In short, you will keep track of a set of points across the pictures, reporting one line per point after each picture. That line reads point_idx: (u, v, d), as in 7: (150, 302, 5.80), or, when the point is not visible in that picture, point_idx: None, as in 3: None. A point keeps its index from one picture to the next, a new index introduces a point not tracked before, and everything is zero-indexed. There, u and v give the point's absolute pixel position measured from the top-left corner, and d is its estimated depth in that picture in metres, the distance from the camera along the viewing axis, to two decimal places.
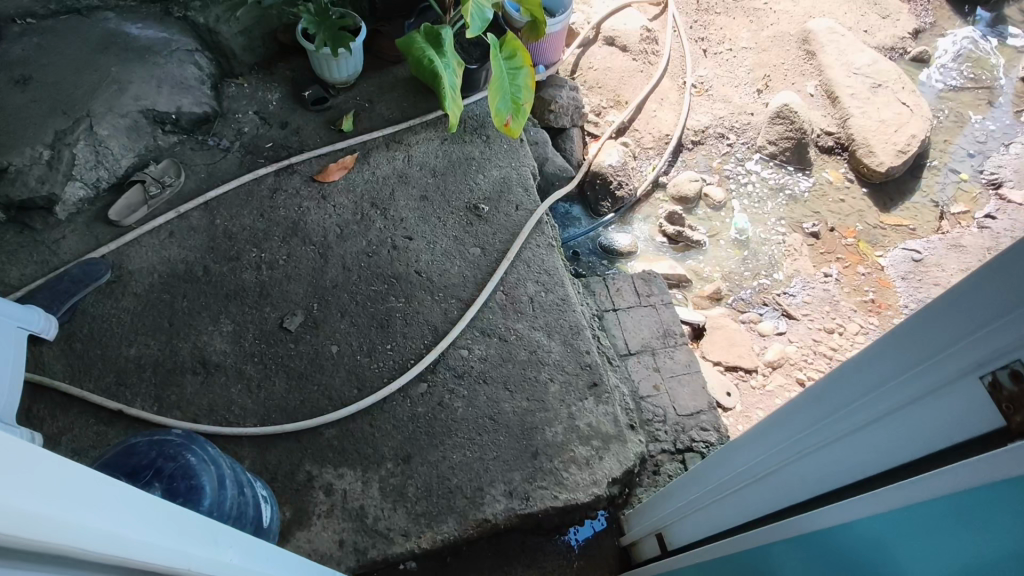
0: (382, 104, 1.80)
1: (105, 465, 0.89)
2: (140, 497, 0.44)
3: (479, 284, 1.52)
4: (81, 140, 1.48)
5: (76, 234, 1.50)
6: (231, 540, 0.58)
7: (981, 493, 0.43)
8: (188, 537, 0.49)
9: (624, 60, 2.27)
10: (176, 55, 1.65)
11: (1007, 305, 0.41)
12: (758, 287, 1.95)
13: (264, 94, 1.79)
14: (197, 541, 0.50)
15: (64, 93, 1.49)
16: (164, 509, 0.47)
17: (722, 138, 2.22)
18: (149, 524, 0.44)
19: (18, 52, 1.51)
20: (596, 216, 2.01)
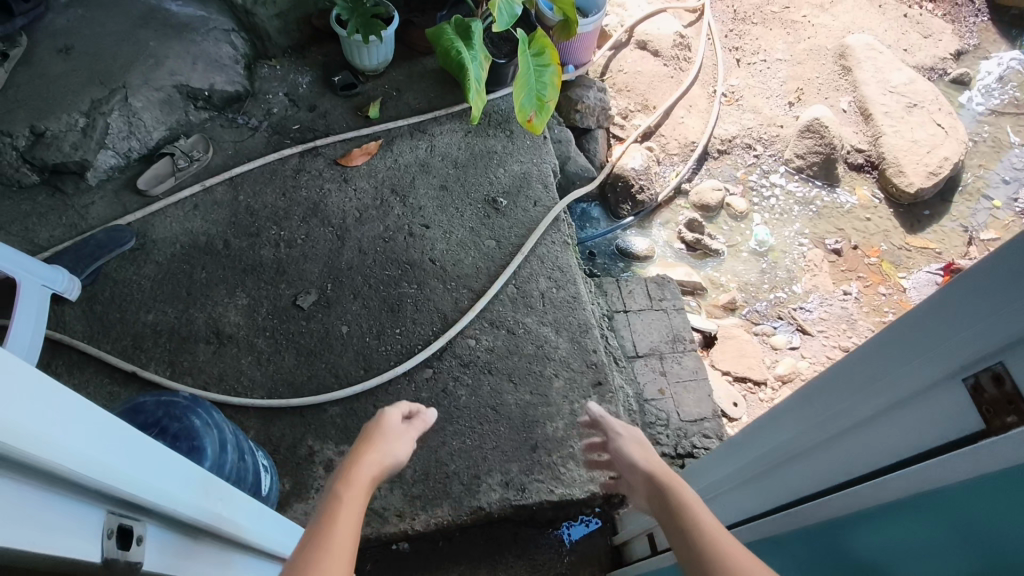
0: (409, 93, 1.81)
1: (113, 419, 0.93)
2: (124, 431, 0.46)
3: (491, 275, 1.53)
4: (115, 111, 1.55)
5: (105, 200, 1.54)
6: (212, 490, 0.59)
7: (971, 487, 0.42)
8: (171, 482, 0.51)
9: (656, 65, 2.27)
10: (213, 33, 1.72)
11: (986, 309, 0.40)
12: (773, 300, 1.92)
13: (295, 76, 1.82)
14: (178, 483, 0.52)
15: (102, 65, 1.58)
16: (148, 448, 0.49)
17: (749, 149, 2.19)
18: (128, 457, 0.45)
19: (62, 23, 1.62)
20: (615, 218, 2.01)
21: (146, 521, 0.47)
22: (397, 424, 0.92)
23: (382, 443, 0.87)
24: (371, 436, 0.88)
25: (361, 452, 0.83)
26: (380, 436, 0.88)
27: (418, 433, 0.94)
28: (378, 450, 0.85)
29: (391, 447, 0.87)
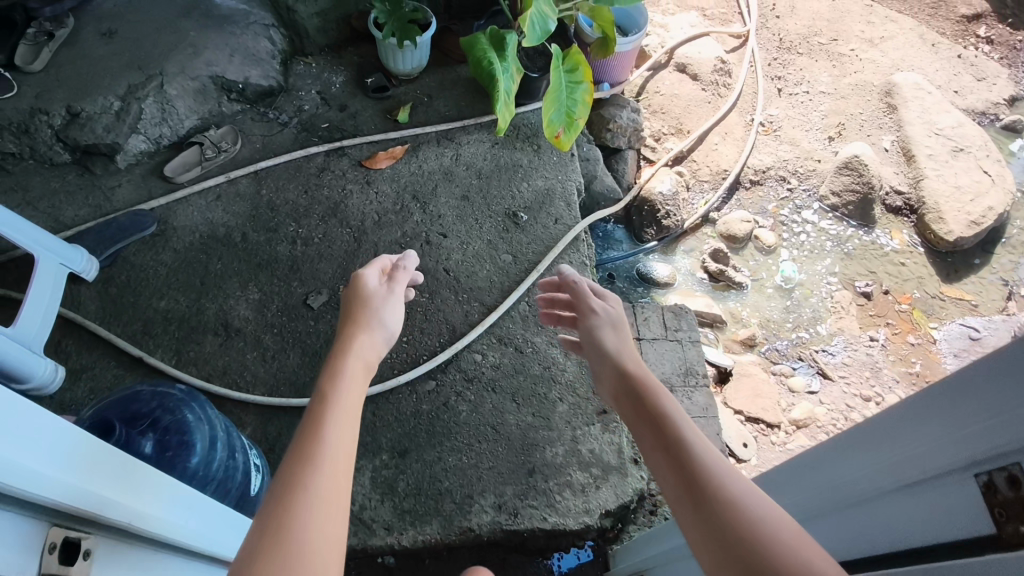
0: (440, 100, 1.80)
1: (108, 405, 0.93)
2: (71, 438, 0.45)
3: (504, 291, 1.50)
4: (151, 97, 1.58)
5: (131, 183, 1.57)
6: (167, 497, 0.58)
7: None
8: (120, 489, 0.50)
9: (693, 89, 2.23)
10: (252, 28, 1.74)
11: (1006, 403, 0.37)
12: (796, 339, 1.84)
13: (329, 75, 1.82)
14: (129, 490, 0.51)
15: (143, 51, 1.61)
16: (100, 454, 0.48)
17: (783, 182, 2.13)
18: (74, 465, 0.45)
19: (108, 8, 1.67)
20: (639, 242, 1.97)
21: (97, 535, 0.46)
22: (374, 285, 1.07)
23: (371, 313, 1.00)
24: (359, 306, 1.01)
25: (353, 326, 0.96)
26: (369, 307, 1.01)
27: (399, 286, 1.09)
28: (370, 325, 0.97)
29: (378, 311, 1.01)
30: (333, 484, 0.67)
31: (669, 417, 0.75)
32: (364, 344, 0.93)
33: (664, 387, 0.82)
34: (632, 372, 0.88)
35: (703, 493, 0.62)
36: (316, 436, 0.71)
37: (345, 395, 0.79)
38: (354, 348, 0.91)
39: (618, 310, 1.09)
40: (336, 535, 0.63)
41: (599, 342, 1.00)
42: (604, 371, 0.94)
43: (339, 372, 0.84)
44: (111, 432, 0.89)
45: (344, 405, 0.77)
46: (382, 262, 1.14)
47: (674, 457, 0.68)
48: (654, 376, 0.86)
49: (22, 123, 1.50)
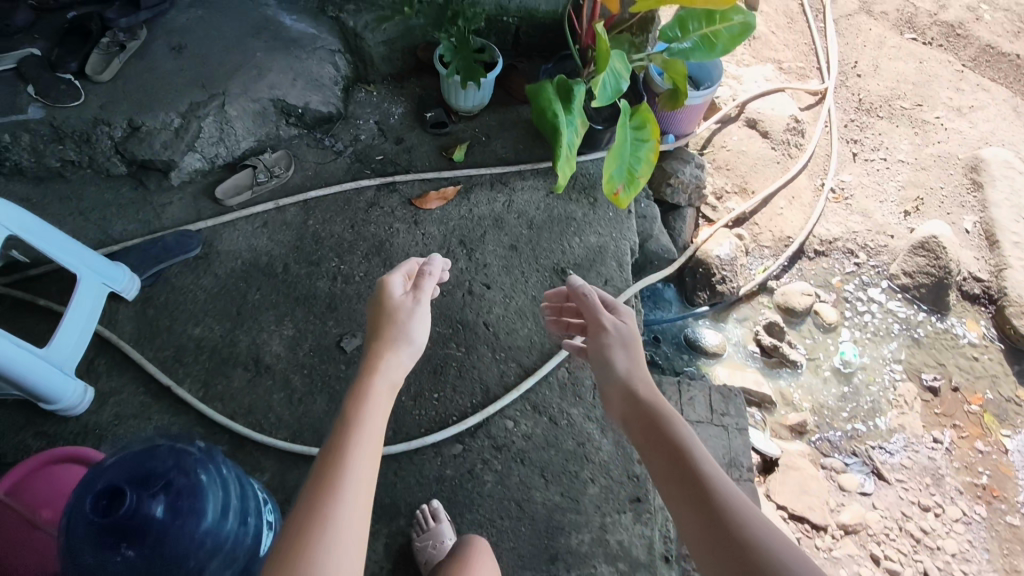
0: (498, 141, 1.75)
1: (124, 462, 0.89)
2: None
3: (544, 353, 1.43)
4: (211, 116, 1.57)
5: (182, 202, 1.56)
6: None
7: None
8: None
9: (763, 147, 2.12)
10: (319, 52, 1.71)
11: None
12: (850, 432, 1.71)
13: (389, 105, 1.79)
14: None
15: (209, 69, 1.60)
16: None
17: (850, 255, 2.00)
18: None
19: (181, 22, 1.67)
20: (689, 305, 1.87)
21: None
22: (400, 296, 1.05)
23: (402, 327, 1.00)
24: (386, 323, 1.00)
25: (381, 343, 0.97)
26: (397, 318, 1.01)
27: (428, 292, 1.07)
28: (399, 342, 0.98)
29: (406, 319, 1.01)
30: (357, 513, 0.75)
31: (688, 462, 0.84)
32: (391, 363, 0.95)
33: (674, 412, 0.93)
34: (645, 400, 0.96)
35: (725, 530, 0.76)
36: (342, 462, 0.79)
37: (376, 412, 0.87)
38: (376, 373, 0.92)
39: (630, 324, 1.10)
40: (353, 547, 0.73)
41: (610, 361, 1.04)
42: (611, 394, 1.01)
43: (364, 395, 0.89)
44: (121, 496, 0.83)
45: (373, 424, 0.85)
46: (409, 266, 1.12)
47: (692, 493, 0.81)
48: (664, 406, 0.94)
49: (84, 133, 1.51)
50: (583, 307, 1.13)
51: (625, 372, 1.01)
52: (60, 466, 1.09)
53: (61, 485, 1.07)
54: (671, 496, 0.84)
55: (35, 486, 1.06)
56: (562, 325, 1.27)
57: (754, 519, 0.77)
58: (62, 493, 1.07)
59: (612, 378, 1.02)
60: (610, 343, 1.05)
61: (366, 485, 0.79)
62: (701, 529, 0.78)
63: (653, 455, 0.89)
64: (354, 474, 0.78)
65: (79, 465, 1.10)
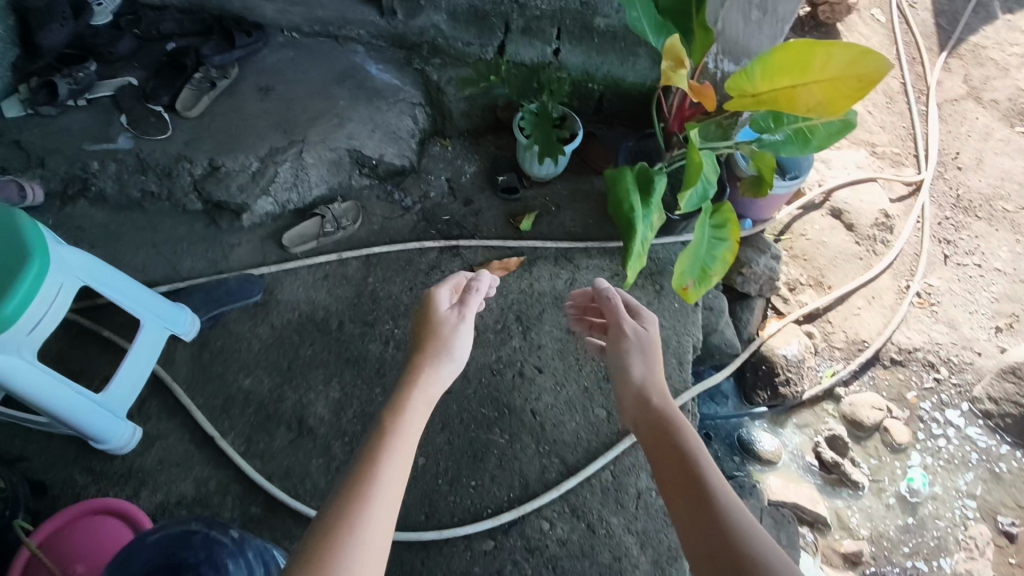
0: (568, 211, 1.68)
1: (159, 544, 0.92)
2: None
3: (590, 452, 1.37)
4: (288, 161, 1.57)
5: (249, 245, 1.57)
6: None
7: None
8: None
9: (846, 239, 1.99)
10: (400, 104, 1.70)
11: None
12: (909, 570, 1.59)
13: (462, 163, 1.77)
14: None
15: (291, 115, 1.62)
16: None
17: (930, 369, 1.85)
18: None
19: (271, 63, 1.70)
20: (747, 402, 1.78)
21: None
22: (445, 310, 1.05)
23: (447, 339, 1.00)
24: (428, 337, 1.00)
25: (422, 358, 0.97)
26: (444, 328, 1.02)
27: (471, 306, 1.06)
28: (445, 354, 0.98)
29: (455, 330, 1.02)
30: (381, 521, 0.76)
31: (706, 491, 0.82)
32: (432, 376, 0.95)
33: (693, 433, 0.92)
34: (660, 413, 0.96)
35: (734, 555, 0.75)
36: (371, 470, 0.79)
37: (414, 411, 0.89)
38: (422, 382, 0.94)
39: (655, 335, 1.09)
40: (379, 550, 0.73)
41: (626, 370, 1.04)
42: (632, 409, 1.00)
43: (406, 405, 0.90)
44: None
45: (409, 424, 0.88)
46: (456, 281, 1.12)
47: (703, 515, 0.80)
48: (687, 426, 0.93)
49: (167, 168, 1.55)
50: (607, 313, 1.14)
51: (643, 383, 1.01)
52: (100, 518, 1.12)
53: (100, 538, 1.10)
54: (681, 519, 0.82)
55: (75, 540, 1.09)
56: (585, 324, 1.30)
57: (769, 555, 0.74)
58: (96, 546, 1.09)
59: (628, 387, 1.02)
60: (631, 352, 1.05)
61: (397, 488, 0.80)
62: (710, 552, 0.76)
63: (670, 475, 0.87)
64: (387, 476, 0.79)
65: (112, 517, 1.13)
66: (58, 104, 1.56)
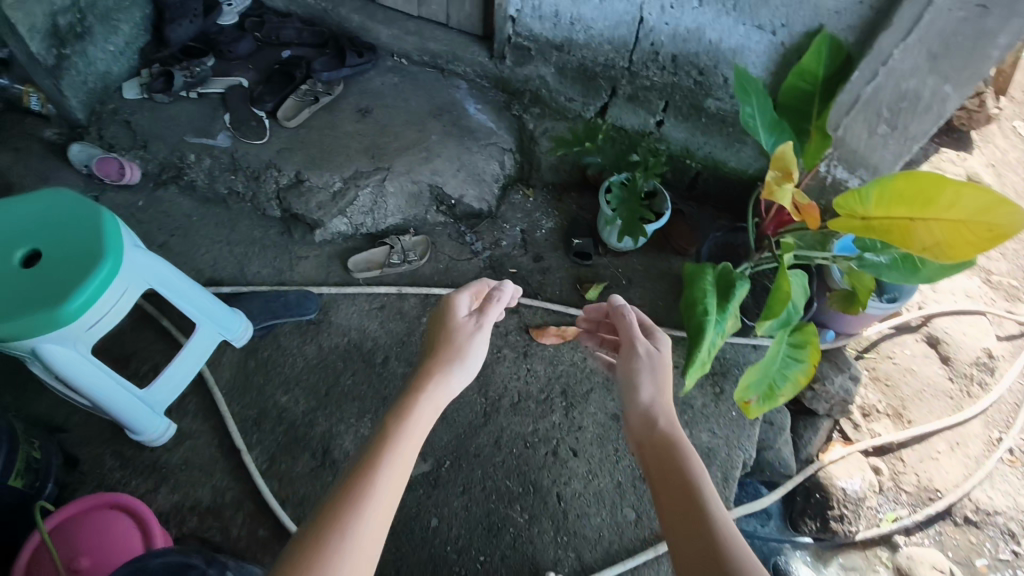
0: (638, 287, 1.60)
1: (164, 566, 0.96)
2: None
3: (609, 555, 1.28)
4: (369, 187, 1.58)
5: (316, 260, 1.58)
6: None
7: None
8: None
9: (937, 372, 1.81)
10: (490, 147, 1.67)
11: None
12: None
13: (539, 218, 1.70)
14: None
15: (383, 141, 1.63)
16: None
17: (1011, 539, 1.64)
18: None
19: (374, 86, 1.72)
20: (791, 528, 1.64)
21: None
22: (462, 317, 0.96)
23: (465, 347, 0.91)
24: (441, 344, 0.92)
25: (433, 363, 0.89)
26: (462, 335, 0.93)
27: (488, 312, 0.97)
28: (458, 361, 0.89)
29: (474, 336, 0.93)
30: (367, 549, 0.67)
31: (704, 521, 0.71)
32: (437, 388, 0.86)
33: (694, 455, 0.80)
34: (663, 435, 0.84)
35: None
36: (359, 489, 0.71)
37: (414, 416, 0.81)
38: (428, 390, 0.85)
39: (666, 350, 0.98)
40: (365, 571, 0.66)
41: (633, 390, 0.92)
42: (634, 428, 0.88)
43: (409, 412, 0.82)
44: None
45: (407, 428, 0.79)
46: (480, 287, 1.03)
47: (700, 548, 0.69)
48: (687, 446, 0.82)
49: (256, 172, 1.58)
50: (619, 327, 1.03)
51: (648, 403, 0.90)
52: (116, 512, 1.15)
53: (112, 532, 1.12)
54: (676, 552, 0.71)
55: (89, 529, 1.11)
56: (596, 340, 1.24)
57: None
58: (103, 541, 1.11)
59: (633, 405, 0.91)
60: (641, 368, 0.94)
61: (387, 500, 0.72)
62: None
63: (667, 502, 0.76)
64: (378, 489, 0.72)
65: (126, 514, 1.15)
66: (171, 93, 1.63)
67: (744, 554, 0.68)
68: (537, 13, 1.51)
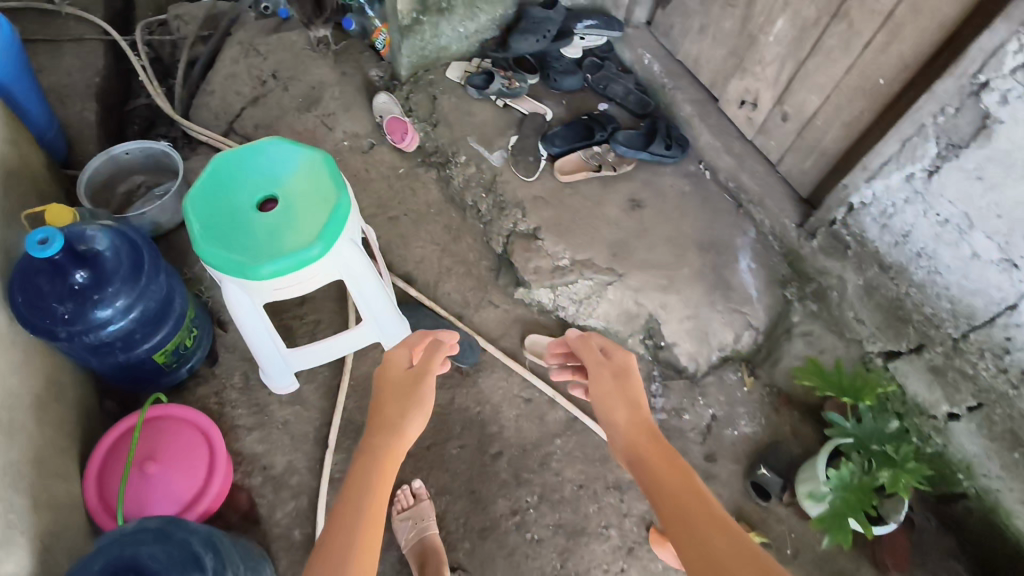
0: (799, 568, 1.28)
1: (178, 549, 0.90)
2: None
3: None
4: (592, 281, 1.45)
5: (502, 314, 1.50)
6: None
7: None
8: None
9: None
10: (734, 315, 1.46)
11: None
12: None
13: (741, 412, 1.44)
14: None
15: (634, 245, 1.49)
16: None
17: None
18: None
19: (661, 185, 1.57)
20: None
21: None
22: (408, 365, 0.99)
23: (418, 390, 0.95)
24: (390, 391, 0.95)
25: (390, 408, 0.92)
26: (418, 383, 0.96)
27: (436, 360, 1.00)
28: (414, 405, 0.93)
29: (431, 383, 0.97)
30: None
31: (691, 505, 0.74)
32: (395, 441, 0.88)
33: (671, 447, 0.83)
34: (641, 440, 0.85)
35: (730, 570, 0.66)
36: (330, 547, 0.75)
37: (376, 462, 0.85)
38: (387, 440, 0.88)
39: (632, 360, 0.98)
40: None
41: (604, 409, 0.92)
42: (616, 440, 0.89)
43: (371, 465, 0.84)
44: None
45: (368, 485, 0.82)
46: (420, 337, 1.06)
47: (690, 529, 0.72)
48: (665, 443, 0.84)
49: (505, 204, 1.54)
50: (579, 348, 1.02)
51: (622, 421, 0.89)
52: (200, 441, 1.17)
53: (185, 458, 1.14)
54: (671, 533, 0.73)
55: (172, 442, 1.14)
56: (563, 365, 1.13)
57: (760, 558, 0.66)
58: (175, 459, 1.13)
59: (607, 421, 0.91)
60: (609, 390, 0.93)
61: (373, 521, 0.78)
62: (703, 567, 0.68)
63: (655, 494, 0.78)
64: (355, 529, 0.76)
65: (203, 448, 1.17)
66: (483, 92, 1.64)
67: (724, 519, 0.72)
68: (883, 220, 1.26)
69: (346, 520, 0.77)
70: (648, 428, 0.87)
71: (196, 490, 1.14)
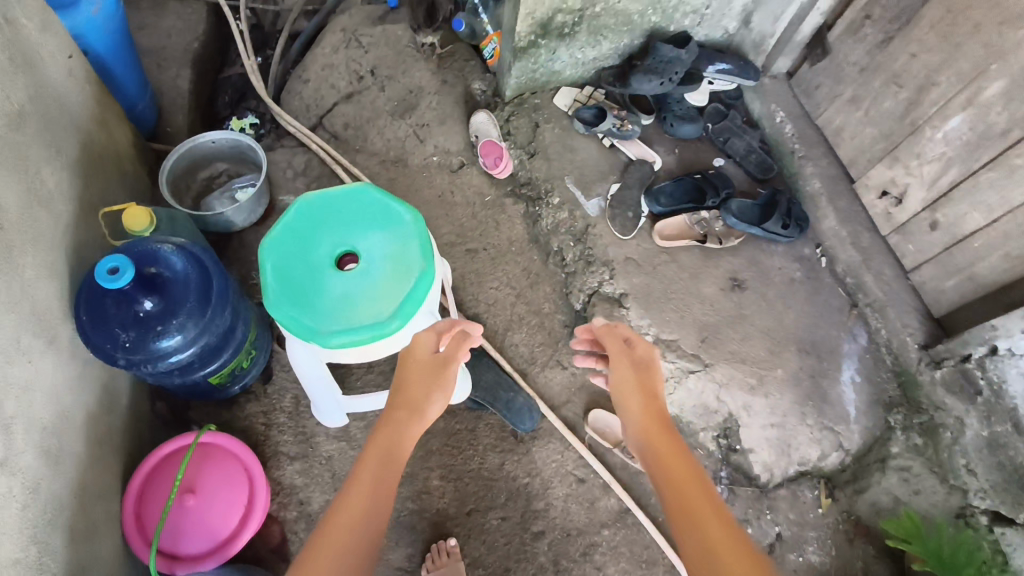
0: None
1: None
2: None
3: None
4: (676, 363, 1.32)
5: (568, 378, 1.39)
6: None
7: None
8: None
9: None
10: (825, 432, 1.31)
11: None
12: None
13: (810, 536, 1.31)
14: None
15: (727, 333, 1.34)
16: None
17: None
18: None
19: (769, 266, 1.41)
20: None
21: None
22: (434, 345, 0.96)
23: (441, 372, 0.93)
24: (412, 368, 0.93)
25: (409, 383, 0.91)
26: (442, 367, 0.93)
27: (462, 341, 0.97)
28: (435, 385, 0.91)
29: (455, 370, 0.94)
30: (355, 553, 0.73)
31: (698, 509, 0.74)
32: (412, 418, 0.88)
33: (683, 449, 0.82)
34: (652, 438, 0.84)
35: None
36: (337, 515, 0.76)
37: (391, 440, 0.85)
38: (403, 419, 0.87)
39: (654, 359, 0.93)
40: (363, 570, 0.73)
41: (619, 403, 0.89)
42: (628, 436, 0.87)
43: (386, 443, 0.84)
44: None
45: (381, 472, 0.81)
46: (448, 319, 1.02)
47: (696, 534, 0.72)
48: (679, 443, 0.83)
49: (593, 260, 1.41)
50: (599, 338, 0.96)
51: (636, 416, 0.87)
52: (242, 480, 1.13)
53: (225, 495, 1.10)
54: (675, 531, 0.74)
55: (215, 475, 1.11)
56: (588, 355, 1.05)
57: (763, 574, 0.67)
58: (215, 494, 1.10)
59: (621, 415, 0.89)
60: (626, 382, 0.89)
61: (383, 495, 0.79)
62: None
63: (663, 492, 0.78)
64: (365, 501, 0.77)
65: (245, 488, 1.13)
66: (591, 129, 1.49)
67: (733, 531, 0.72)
68: None
69: (355, 492, 0.78)
70: (661, 423, 0.86)
71: (229, 531, 1.09)
